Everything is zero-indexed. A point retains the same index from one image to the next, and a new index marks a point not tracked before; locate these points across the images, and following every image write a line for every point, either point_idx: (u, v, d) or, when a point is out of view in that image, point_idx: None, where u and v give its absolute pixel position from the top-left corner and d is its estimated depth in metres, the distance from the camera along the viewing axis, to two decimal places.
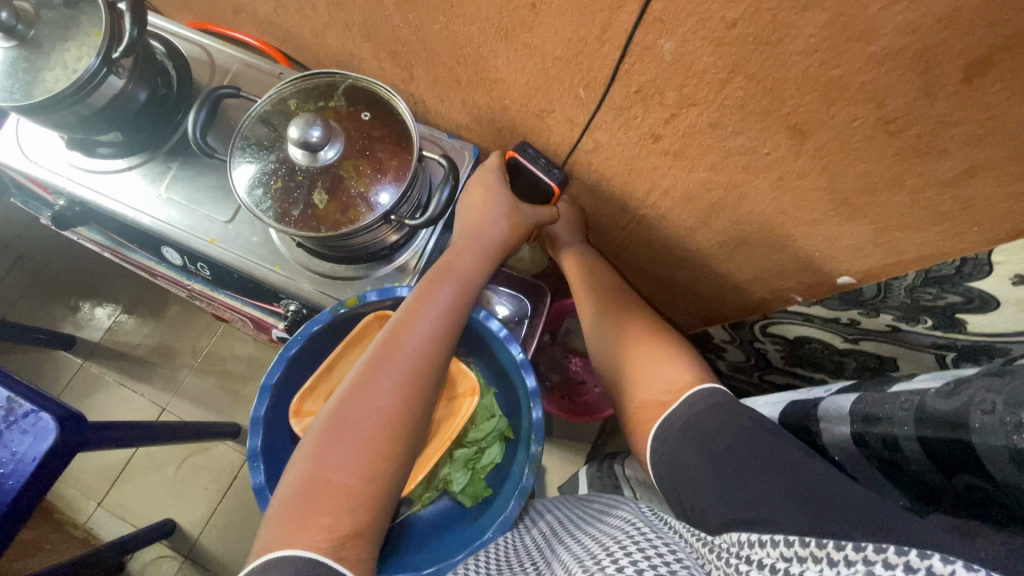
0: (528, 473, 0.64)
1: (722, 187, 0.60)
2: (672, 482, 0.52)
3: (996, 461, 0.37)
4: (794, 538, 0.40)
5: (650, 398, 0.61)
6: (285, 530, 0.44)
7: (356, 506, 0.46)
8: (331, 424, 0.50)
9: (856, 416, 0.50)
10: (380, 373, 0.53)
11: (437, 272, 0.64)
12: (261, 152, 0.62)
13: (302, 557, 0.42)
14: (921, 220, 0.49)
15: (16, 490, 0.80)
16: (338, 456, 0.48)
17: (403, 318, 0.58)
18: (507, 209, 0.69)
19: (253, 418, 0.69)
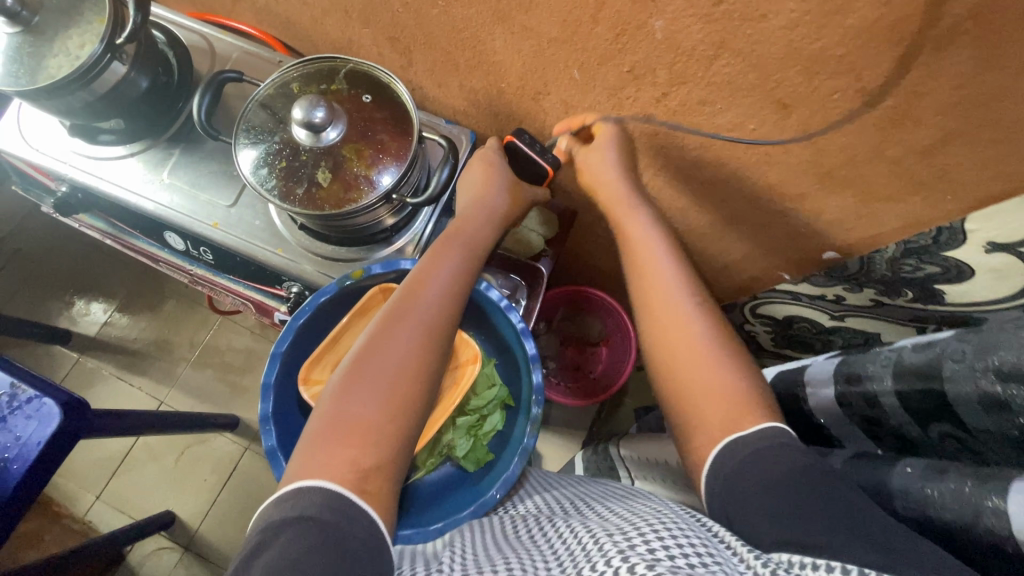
0: (530, 432, 0.66)
1: (712, 165, 0.62)
2: (722, 497, 0.46)
3: (967, 407, 0.40)
4: (852, 567, 0.34)
5: (695, 367, 0.54)
6: (309, 464, 0.46)
7: (377, 443, 0.48)
8: (348, 373, 0.52)
9: (839, 377, 0.52)
10: (397, 324, 0.55)
11: (448, 237, 0.65)
12: (265, 134, 0.64)
13: (330, 489, 0.43)
14: (900, 190, 0.52)
15: (20, 474, 0.81)
16: (359, 399, 0.50)
17: (417, 277, 0.60)
18: (508, 182, 0.70)
19: (263, 383, 0.69)
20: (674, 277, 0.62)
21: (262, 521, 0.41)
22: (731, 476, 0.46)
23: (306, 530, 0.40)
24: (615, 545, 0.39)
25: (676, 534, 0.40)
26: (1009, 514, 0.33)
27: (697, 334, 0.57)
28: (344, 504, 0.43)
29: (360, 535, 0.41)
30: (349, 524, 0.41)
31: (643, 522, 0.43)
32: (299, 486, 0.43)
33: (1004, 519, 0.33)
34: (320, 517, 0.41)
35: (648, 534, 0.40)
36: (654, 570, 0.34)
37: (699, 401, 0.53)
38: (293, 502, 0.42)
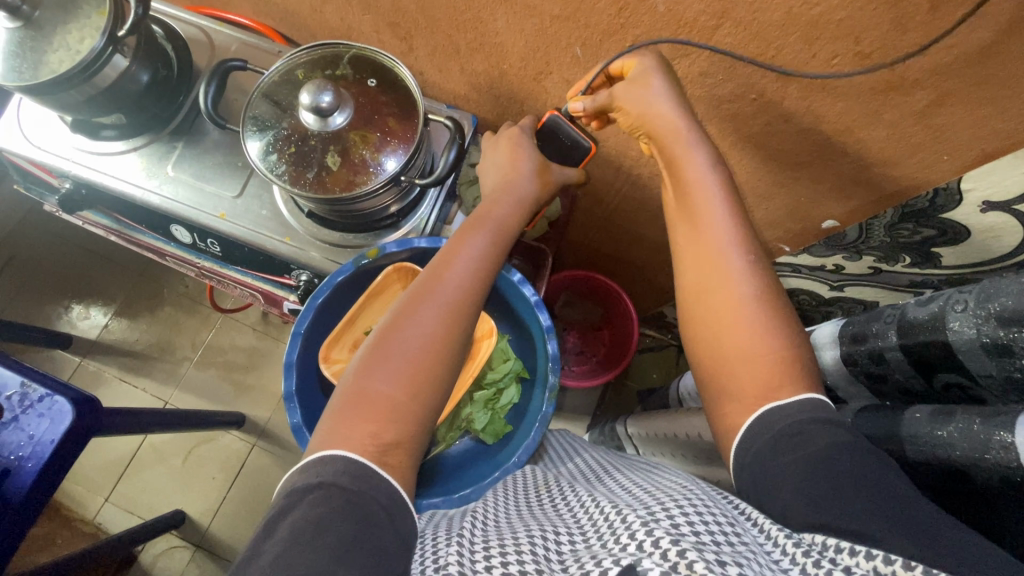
0: (548, 399, 0.68)
1: (714, 137, 0.63)
2: (750, 467, 0.45)
3: (970, 354, 0.41)
4: (896, 556, 0.32)
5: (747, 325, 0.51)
6: (333, 432, 0.48)
7: (399, 419, 0.50)
8: (375, 347, 0.54)
9: (845, 337, 0.54)
10: (424, 304, 0.56)
11: (473, 221, 0.65)
12: (273, 121, 0.64)
13: (351, 459, 0.45)
14: (899, 154, 0.53)
15: (36, 471, 0.81)
16: (384, 374, 0.52)
17: (444, 258, 0.61)
18: (536, 165, 0.68)
19: (286, 362, 0.70)
20: (728, 233, 0.53)
21: (287, 487, 0.44)
22: (751, 429, 0.47)
23: (328, 495, 0.42)
24: (639, 518, 0.40)
25: (700, 508, 0.41)
26: (1018, 446, 0.35)
27: (744, 298, 0.52)
28: (363, 470, 0.45)
29: (382, 500, 0.44)
30: (368, 490, 0.43)
31: (665, 498, 0.44)
32: (324, 454, 0.46)
33: (1012, 452, 0.35)
34: (341, 483, 0.43)
35: (671, 508, 0.41)
36: (680, 546, 0.35)
37: (736, 371, 0.50)
38: (315, 470, 0.45)
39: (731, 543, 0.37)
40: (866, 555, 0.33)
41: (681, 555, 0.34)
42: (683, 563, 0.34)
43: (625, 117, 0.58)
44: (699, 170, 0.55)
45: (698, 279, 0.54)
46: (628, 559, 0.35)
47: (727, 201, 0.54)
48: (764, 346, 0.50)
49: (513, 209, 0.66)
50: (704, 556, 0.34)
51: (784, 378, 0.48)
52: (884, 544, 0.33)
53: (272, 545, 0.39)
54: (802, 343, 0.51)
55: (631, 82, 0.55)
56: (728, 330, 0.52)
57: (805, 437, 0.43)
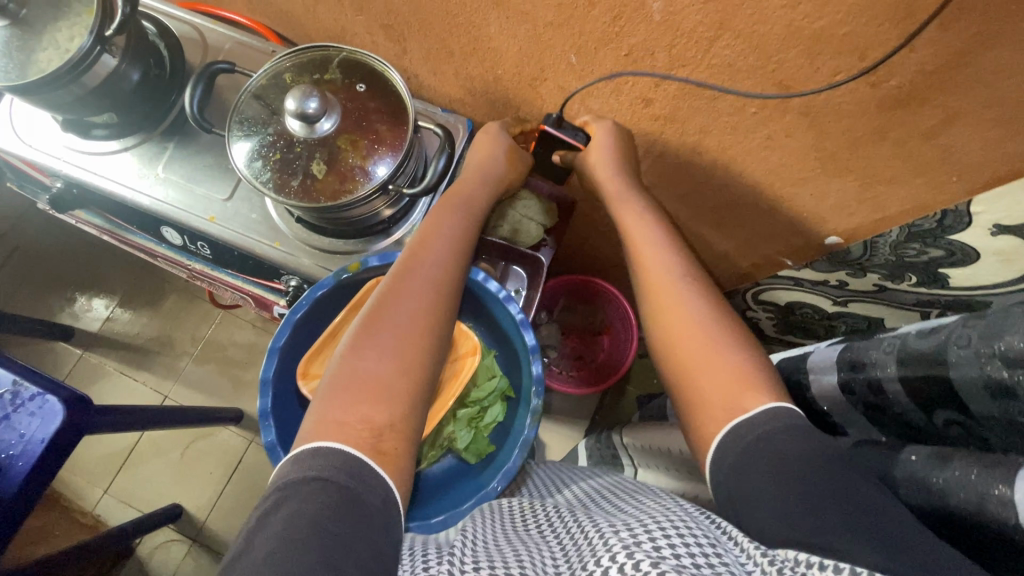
0: (530, 422, 0.67)
1: (712, 150, 0.61)
2: (726, 480, 0.45)
3: (972, 393, 0.39)
4: (862, 570, 0.32)
5: (712, 355, 0.53)
6: (325, 413, 0.49)
7: (389, 394, 0.51)
8: (362, 328, 0.56)
9: (843, 364, 0.52)
10: (406, 285, 0.59)
11: (447, 203, 0.68)
12: (258, 126, 0.63)
13: (348, 452, 0.45)
14: (905, 173, 0.51)
15: (27, 470, 0.81)
16: (373, 353, 0.54)
17: (420, 243, 0.64)
18: (507, 148, 0.72)
19: (262, 378, 0.69)
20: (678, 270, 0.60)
21: (282, 477, 0.43)
22: (722, 443, 0.47)
23: (324, 490, 0.41)
24: (620, 541, 0.38)
25: (683, 529, 0.39)
26: (1017, 502, 0.33)
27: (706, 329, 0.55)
28: (359, 467, 0.44)
29: (376, 502, 0.43)
30: (363, 490, 0.43)
31: (648, 520, 0.43)
32: (317, 446, 0.45)
33: (1009, 508, 0.33)
34: (337, 480, 0.42)
35: (652, 530, 0.39)
36: (659, 568, 0.34)
37: (706, 390, 0.51)
38: (311, 462, 0.44)
39: (712, 565, 0.35)
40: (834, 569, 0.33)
41: None
42: None
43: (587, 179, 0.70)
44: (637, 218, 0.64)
45: (664, 316, 0.58)
46: None
47: (678, 258, 0.61)
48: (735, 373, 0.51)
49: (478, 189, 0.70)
50: None
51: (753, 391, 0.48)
52: (850, 556, 0.33)
53: (262, 543, 0.38)
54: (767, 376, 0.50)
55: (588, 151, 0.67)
56: (695, 362, 0.53)
57: (768, 440, 0.44)
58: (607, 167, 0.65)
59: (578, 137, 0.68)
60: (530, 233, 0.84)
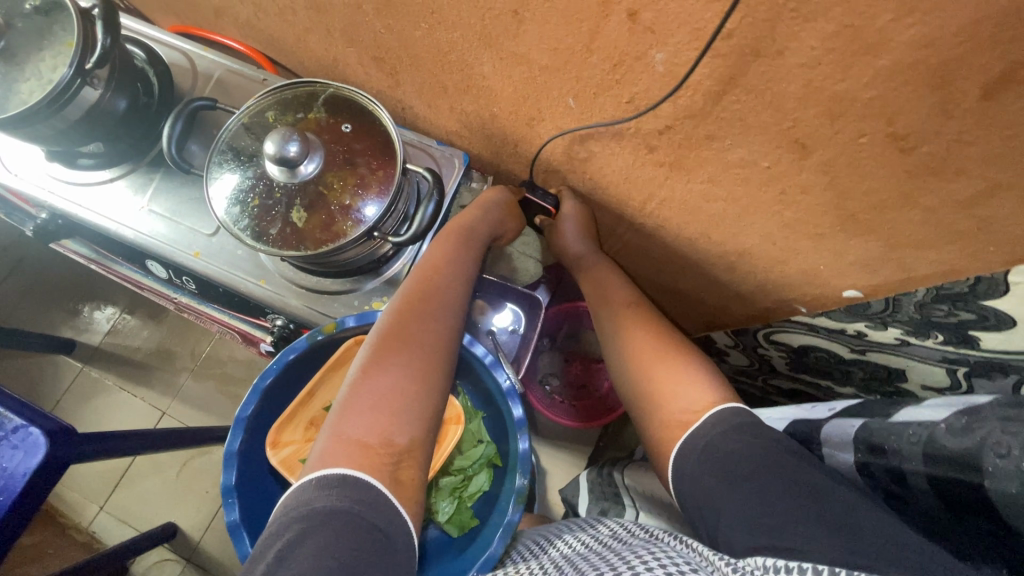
0: (513, 506, 0.64)
1: (721, 199, 0.57)
2: (685, 478, 0.51)
3: (1011, 508, 0.34)
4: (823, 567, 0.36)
5: (674, 384, 0.57)
6: (341, 438, 0.48)
7: (405, 415, 0.52)
8: (375, 348, 0.56)
9: (860, 444, 0.47)
10: (420, 303, 0.60)
11: (455, 222, 0.69)
12: (240, 166, 0.60)
13: (372, 483, 0.45)
14: (934, 238, 0.46)
15: (7, 506, 0.79)
16: (387, 373, 0.53)
17: (434, 260, 0.64)
18: (506, 200, 0.74)
19: (225, 453, 0.68)
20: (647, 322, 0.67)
21: (305, 504, 0.42)
22: (681, 451, 0.52)
23: (353, 527, 0.42)
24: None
25: (660, 557, 0.43)
26: None
27: (661, 349, 0.62)
28: (384, 505, 0.45)
29: (401, 546, 0.43)
30: (387, 533, 0.43)
31: (629, 553, 0.46)
32: (342, 474, 0.45)
33: None
34: (364, 514, 0.43)
35: (637, 566, 0.41)
36: None
37: (664, 401, 0.57)
38: (338, 492, 0.44)
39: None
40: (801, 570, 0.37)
41: None
42: None
43: (554, 247, 0.80)
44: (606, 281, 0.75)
45: (633, 345, 0.64)
46: None
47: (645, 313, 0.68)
48: (698, 394, 0.55)
49: (489, 207, 0.71)
50: None
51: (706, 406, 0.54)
52: (811, 556, 0.37)
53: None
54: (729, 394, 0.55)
55: (558, 220, 0.76)
56: (662, 389, 0.58)
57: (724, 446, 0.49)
58: (573, 239, 0.76)
59: (547, 201, 0.76)
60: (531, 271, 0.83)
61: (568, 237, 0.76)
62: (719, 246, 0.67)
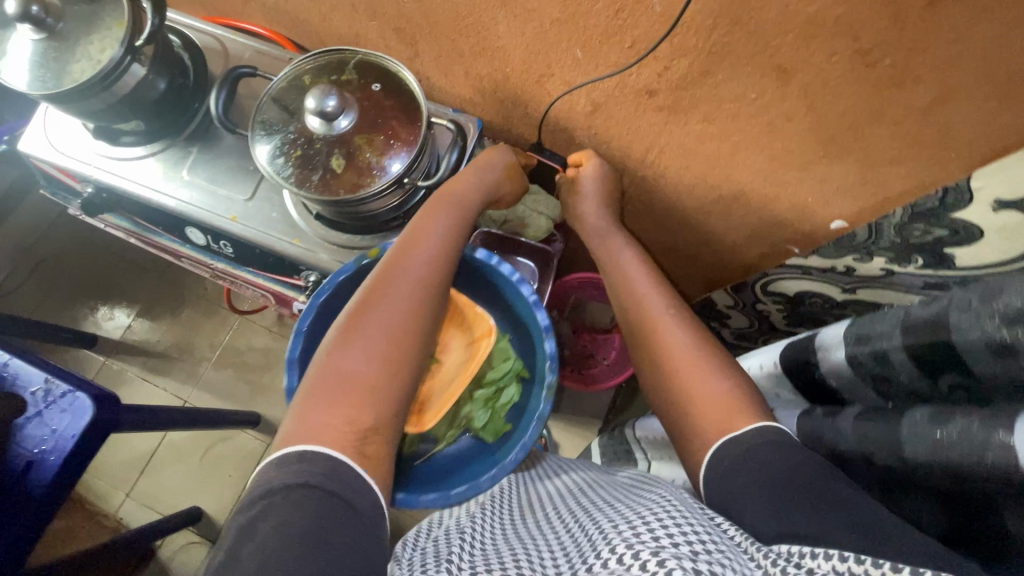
0: (545, 397, 0.69)
1: (716, 138, 0.63)
2: (716, 481, 0.52)
3: (974, 353, 0.40)
4: (849, 553, 0.37)
5: (699, 373, 0.61)
6: (307, 420, 0.52)
7: (371, 396, 0.55)
8: (345, 327, 0.59)
9: (849, 338, 0.53)
10: (392, 282, 0.62)
11: (438, 193, 0.70)
12: (280, 124, 0.66)
13: (333, 459, 0.48)
14: (905, 152, 0.53)
15: (58, 464, 0.85)
16: (355, 354, 0.56)
17: (413, 236, 0.66)
18: (508, 161, 0.76)
19: (287, 360, 0.69)
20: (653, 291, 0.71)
21: (266, 482, 0.46)
22: (715, 451, 0.54)
23: (314, 498, 0.45)
24: (622, 538, 0.41)
25: (668, 518, 0.44)
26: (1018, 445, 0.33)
27: (682, 341, 0.65)
28: (345, 474, 0.48)
29: (366, 509, 0.47)
30: (351, 499, 0.47)
31: (640, 512, 0.47)
32: (301, 451, 0.48)
33: (1012, 452, 0.34)
34: (325, 486, 0.46)
35: (652, 524, 0.43)
36: (658, 556, 0.37)
37: (688, 387, 0.61)
38: (295, 468, 0.47)
39: (700, 552, 0.39)
40: (826, 556, 0.37)
41: (660, 565, 0.36)
42: (662, 570, 0.36)
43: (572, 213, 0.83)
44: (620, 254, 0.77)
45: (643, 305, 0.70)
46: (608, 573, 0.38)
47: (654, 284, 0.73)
48: (716, 387, 0.59)
49: (479, 184, 0.72)
50: (681, 563, 0.36)
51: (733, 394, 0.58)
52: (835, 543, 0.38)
53: (255, 552, 0.40)
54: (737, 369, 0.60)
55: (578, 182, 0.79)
56: (688, 376, 0.61)
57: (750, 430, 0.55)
58: (591, 203, 0.78)
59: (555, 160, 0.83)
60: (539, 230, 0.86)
61: (587, 203, 0.79)
62: (717, 190, 0.73)
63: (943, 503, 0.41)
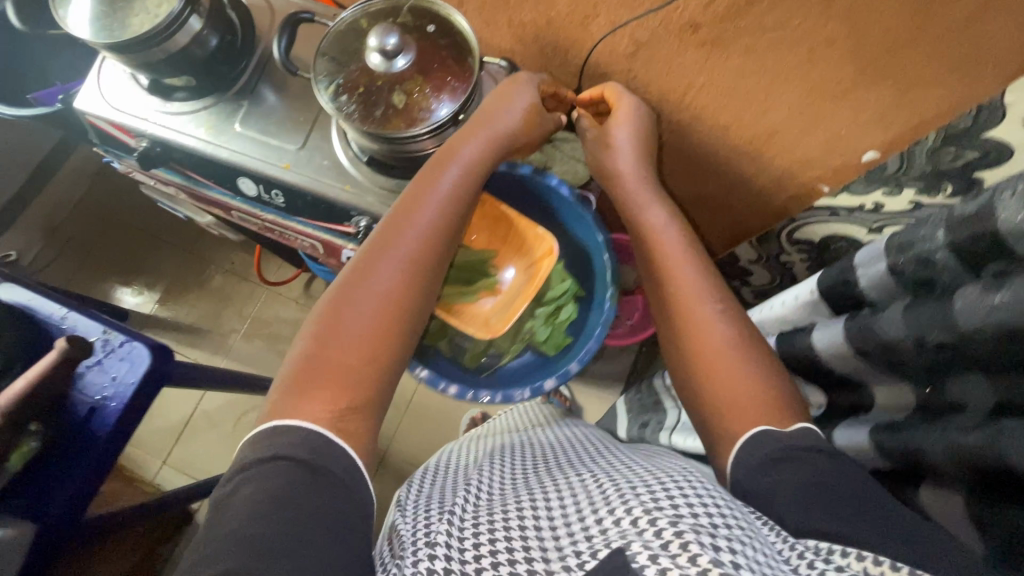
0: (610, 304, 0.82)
1: (756, 72, 0.67)
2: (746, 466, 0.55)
3: (1018, 233, 0.43)
4: (884, 559, 0.40)
5: (732, 359, 0.62)
6: (291, 396, 0.56)
7: (349, 378, 0.58)
8: (334, 304, 0.62)
9: (892, 248, 0.56)
10: (378, 261, 0.64)
11: (438, 160, 0.70)
12: (340, 66, 0.69)
13: (307, 432, 0.53)
14: (942, 70, 0.56)
15: (119, 411, 0.88)
16: (339, 333, 0.60)
17: (405, 211, 0.67)
18: (526, 108, 0.74)
19: None
20: (681, 256, 0.71)
21: (246, 455, 0.51)
22: (751, 441, 0.56)
23: (289, 467, 0.49)
24: (641, 504, 0.45)
25: (689, 493, 0.47)
26: None
27: (721, 336, 0.64)
28: (319, 441, 0.52)
29: (338, 469, 0.51)
30: (326, 460, 0.51)
31: (653, 480, 0.52)
32: (277, 425, 0.53)
33: None
34: (298, 457, 0.50)
35: (668, 492, 0.47)
36: (678, 527, 0.41)
37: (717, 373, 0.62)
38: (269, 441, 0.52)
39: (722, 529, 0.43)
40: (860, 557, 0.41)
41: (679, 537, 0.40)
42: (680, 543, 0.40)
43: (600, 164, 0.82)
44: (648, 212, 0.76)
45: (670, 266, 0.71)
46: (620, 540, 0.42)
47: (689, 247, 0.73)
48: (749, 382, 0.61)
49: (484, 152, 0.71)
50: (700, 539, 0.40)
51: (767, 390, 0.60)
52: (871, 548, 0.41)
53: (233, 518, 0.46)
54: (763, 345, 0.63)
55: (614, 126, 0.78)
56: (724, 360, 0.63)
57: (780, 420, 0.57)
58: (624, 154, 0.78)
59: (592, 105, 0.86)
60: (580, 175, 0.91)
61: (619, 157, 0.79)
62: (752, 128, 0.77)
63: (987, 373, 0.44)
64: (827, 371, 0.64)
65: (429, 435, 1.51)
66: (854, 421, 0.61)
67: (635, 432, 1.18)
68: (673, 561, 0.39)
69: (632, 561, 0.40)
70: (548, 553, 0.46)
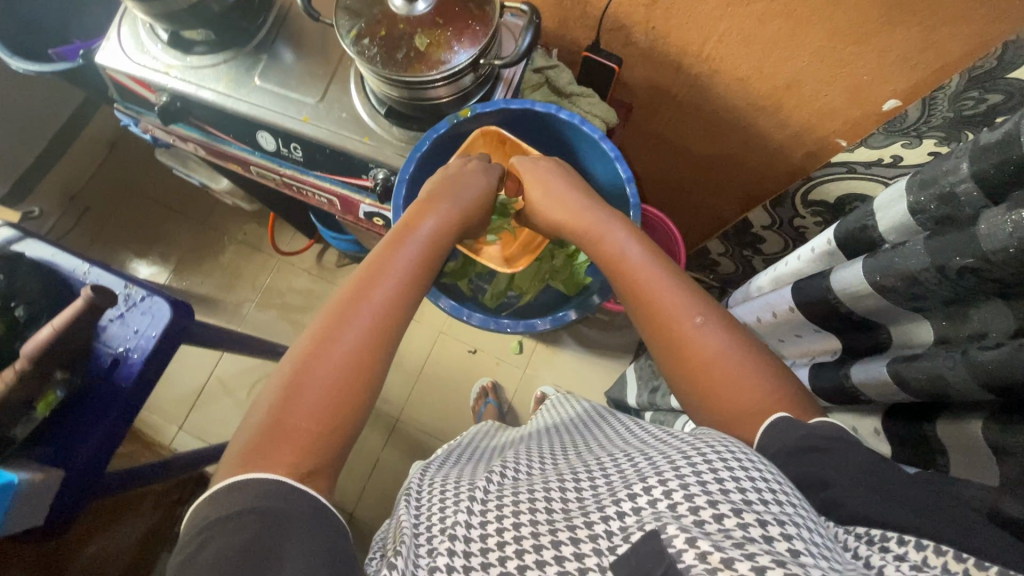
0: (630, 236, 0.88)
1: (779, 15, 0.67)
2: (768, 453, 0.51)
3: None
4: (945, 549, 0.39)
5: (733, 366, 0.57)
6: (253, 456, 0.49)
7: (320, 444, 0.52)
8: (296, 364, 0.55)
9: (913, 187, 0.54)
10: (349, 315, 0.58)
11: (401, 232, 0.69)
12: (359, 10, 0.69)
13: (266, 481, 0.47)
14: (967, 8, 0.56)
15: (142, 362, 0.88)
16: (305, 393, 0.53)
17: (374, 268, 0.63)
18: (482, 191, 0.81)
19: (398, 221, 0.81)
20: (659, 275, 0.65)
21: (203, 518, 0.46)
22: (763, 438, 0.52)
23: (248, 519, 0.45)
24: (676, 476, 0.43)
25: (728, 453, 0.45)
26: None
27: (715, 349, 0.58)
28: (280, 490, 0.47)
29: (306, 510, 0.47)
30: (286, 505, 0.46)
31: (685, 442, 0.50)
32: (233, 482, 0.48)
33: None
34: (260, 507, 0.46)
35: (705, 455, 0.45)
36: (718, 510, 0.40)
37: (719, 390, 0.57)
38: (232, 497, 0.46)
39: (766, 502, 0.41)
40: (917, 546, 0.40)
41: (720, 521, 0.39)
42: (725, 532, 0.39)
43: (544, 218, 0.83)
44: (616, 241, 0.71)
45: (644, 283, 0.65)
46: (653, 522, 0.41)
47: (661, 265, 0.67)
48: (753, 392, 0.55)
49: (448, 222, 0.74)
50: (754, 523, 0.39)
51: (771, 395, 0.55)
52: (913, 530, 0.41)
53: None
54: (753, 340, 0.60)
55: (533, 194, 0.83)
56: (724, 367, 0.57)
57: (804, 411, 0.54)
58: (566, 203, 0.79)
59: (610, 59, 0.85)
60: (610, 115, 0.89)
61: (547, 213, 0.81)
62: (771, 77, 0.77)
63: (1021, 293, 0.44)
64: (845, 313, 0.64)
65: (441, 404, 1.52)
66: (870, 360, 0.62)
67: (646, 397, 1.19)
68: (712, 542, 0.37)
69: (668, 547, 0.38)
70: (580, 559, 0.42)
